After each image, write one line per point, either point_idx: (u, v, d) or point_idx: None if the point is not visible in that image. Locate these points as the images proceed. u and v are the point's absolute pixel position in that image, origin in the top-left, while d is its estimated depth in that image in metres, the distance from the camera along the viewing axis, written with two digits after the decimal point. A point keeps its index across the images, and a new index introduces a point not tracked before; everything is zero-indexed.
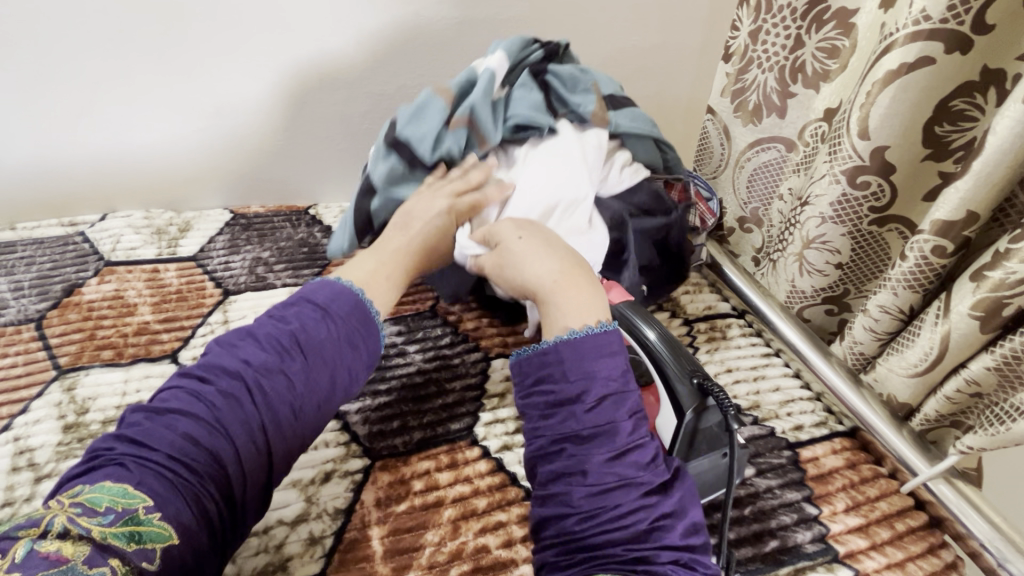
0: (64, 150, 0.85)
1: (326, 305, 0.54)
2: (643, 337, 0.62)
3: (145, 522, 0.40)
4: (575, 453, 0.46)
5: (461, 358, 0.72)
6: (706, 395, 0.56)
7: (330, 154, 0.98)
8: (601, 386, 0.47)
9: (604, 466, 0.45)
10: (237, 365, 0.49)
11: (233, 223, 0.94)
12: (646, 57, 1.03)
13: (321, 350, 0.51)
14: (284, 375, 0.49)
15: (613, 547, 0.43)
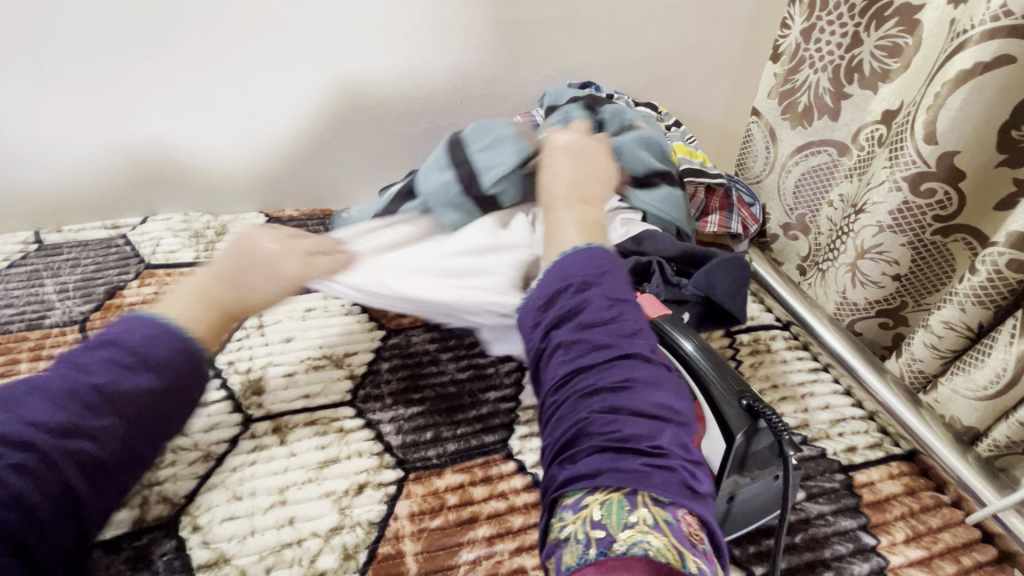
0: (110, 154, 0.87)
1: (129, 348, 0.50)
2: (680, 348, 0.59)
3: None
4: (566, 333, 0.49)
5: (496, 367, 0.71)
6: (757, 416, 0.53)
7: (363, 157, 0.98)
8: (596, 287, 0.51)
9: (577, 337, 0.48)
10: (29, 426, 0.44)
11: (268, 226, 0.95)
12: (685, 58, 1.00)
13: (130, 403, 0.49)
14: (97, 434, 0.47)
15: (589, 410, 0.44)
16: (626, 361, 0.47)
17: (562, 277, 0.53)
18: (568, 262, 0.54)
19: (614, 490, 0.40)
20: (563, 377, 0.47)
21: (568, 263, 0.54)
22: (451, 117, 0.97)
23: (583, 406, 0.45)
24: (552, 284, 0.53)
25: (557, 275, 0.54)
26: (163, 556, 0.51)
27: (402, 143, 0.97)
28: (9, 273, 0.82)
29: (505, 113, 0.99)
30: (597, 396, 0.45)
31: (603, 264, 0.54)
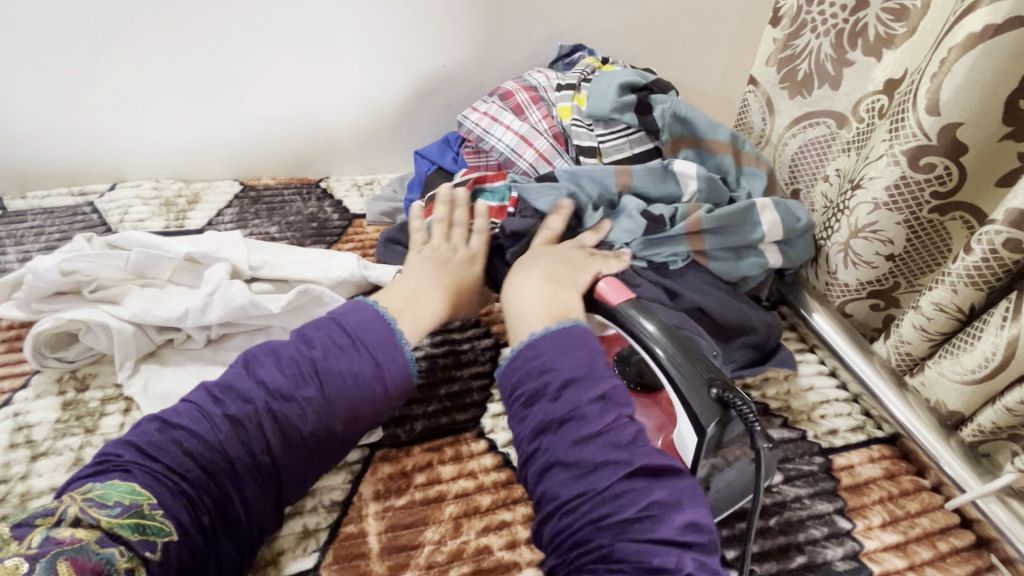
0: (77, 116, 0.84)
1: (354, 334, 0.54)
2: (643, 330, 0.58)
3: (148, 517, 0.42)
4: (550, 445, 0.49)
5: (471, 344, 0.70)
6: (727, 407, 0.51)
7: (341, 124, 0.94)
8: (566, 373, 0.52)
9: (575, 452, 0.48)
10: (245, 400, 0.48)
11: (242, 195, 0.92)
12: (680, 21, 0.95)
13: (278, 402, 0.49)
14: (299, 402, 0.49)
15: (602, 540, 0.45)
16: (630, 470, 0.47)
17: (540, 367, 0.53)
18: (538, 344, 0.55)
19: None
20: (566, 497, 0.47)
21: (541, 347, 0.54)
22: (430, 82, 0.92)
23: (600, 533, 0.45)
24: (524, 381, 0.53)
25: (525, 367, 0.54)
26: None
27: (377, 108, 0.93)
28: None
29: (492, 81, 0.94)
30: (610, 518, 0.45)
31: (584, 344, 0.55)
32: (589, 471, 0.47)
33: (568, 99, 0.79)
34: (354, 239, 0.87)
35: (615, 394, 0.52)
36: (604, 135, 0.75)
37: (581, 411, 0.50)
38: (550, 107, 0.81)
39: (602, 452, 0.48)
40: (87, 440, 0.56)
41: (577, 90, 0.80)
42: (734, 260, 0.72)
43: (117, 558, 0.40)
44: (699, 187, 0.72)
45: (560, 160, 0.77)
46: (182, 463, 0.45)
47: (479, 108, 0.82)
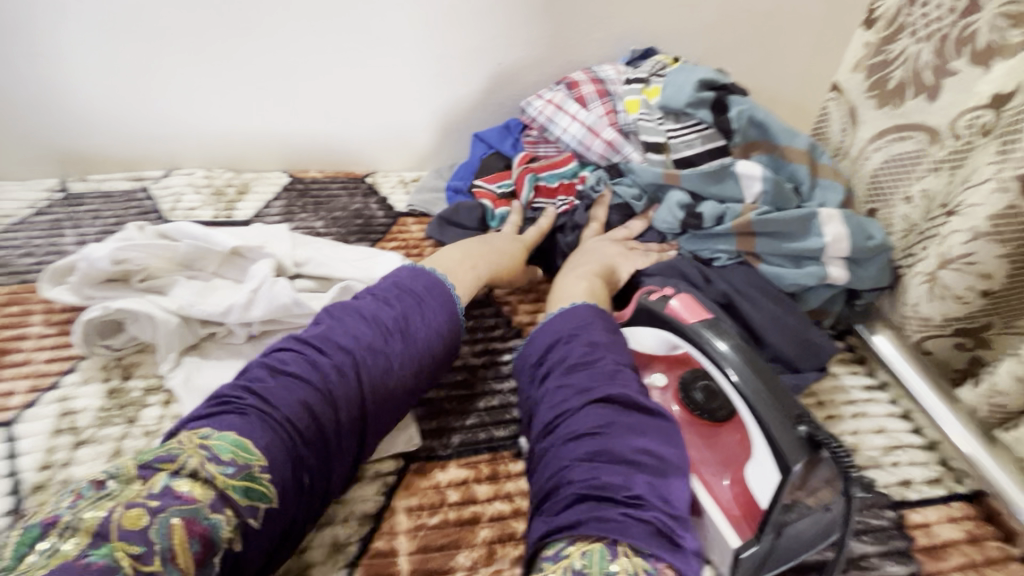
0: (139, 102, 0.85)
1: (421, 295, 0.57)
2: (713, 349, 0.51)
3: (257, 479, 0.42)
4: (546, 388, 0.52)
5: (513, 355, 0.67)
6: (818, 447, 0.45)
7: (388, 119, 0.94)
8: (561, 327, 0.56)
9: (559, 386, 0.51)
10: (337, 369, 0.49)
11: (290, 187, 0.92)
12: (746, 26, 0.91)
13: (369, 368, 0.51)
14: (383, 355, 0.52)
15: (563, 467, 0.46)
16: (597, 397, 0.49)
17: (551, 326, 0.56)
18: (567, 312, 0.57)
19: (596, 538, 0.41)
20: (549, 424, 0.50)
21: (555, 313, 0.58)
22: (485, 82, 0.92)
23: (568, 457, 0.46)
24: (540, 338, 0.56)
25: (548, 331, 0.56)
26: None
27: (430, 105, 0.93)
28: (34, 221, 0.81)
29: (543, 80, 0.94)
30: (579, 441, 0.47)
31: (588, 306, 0.58)
32: (568, 406, 0.49)
33: (636, 92, 0.78)
34: (398, 238, 0.86)
35: (612, 350, 0.53)
36: (673, 130, 0.73)
37: (570, 355, 0.53)
38: (615, 101, 0.80)
39: (578, 381, 0.51)
40: (129, 430, 0.56)
41: (646, 84, 0.78)
42: (792, 267, 0.67)
43: (224, 525, 0.41)
44: (764, 190, 0.69)
45: (629, 149, 0.77)
46: (294, 413, 0.46)
47: (545, 97, 0.83)
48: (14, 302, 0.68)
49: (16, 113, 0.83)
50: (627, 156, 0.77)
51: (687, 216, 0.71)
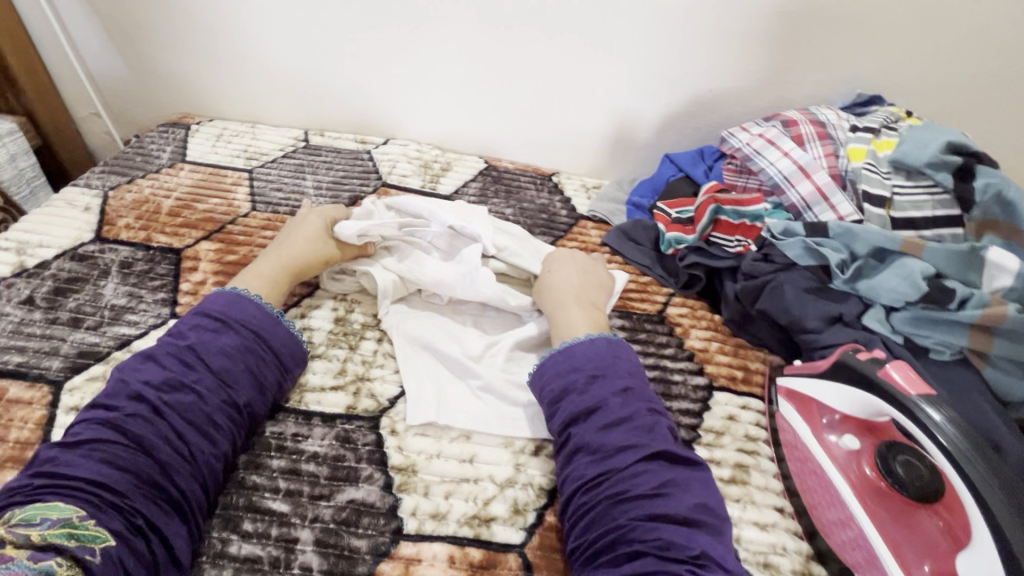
0: (381, 76, 0.96)
1: (224, 318, 0.57)
2: (924, 418, 0.50)
3: (81, 526, 0.42)
4: (579, 431, 0.52)
5: (683, 377, 0.68)
6: None
7: (590, 127, 0.98)
8: (592, 367, 0.55)
9: (599, 437, 0.51)
10: (153, 391, 0.51)
11: (486, 172, 1.00)
12: (988, 89, 0.85)
13: (222, 355, 0.55)
14: (212, 394, 0.53)
15: (619, 519, 0.46)
16: (648, 453, 0.49)
17: (572, 361, 0.57)
18: (580, 346, 0.58)
19: None
20: (588, 477, 0.49)
21: (578, 347, 0.58)
22: (690, 104, 0.93)
23: (620, 512, 0.46)
24: (557, 377, 0.56)
25: (556, 364, 0.57)
26: (366, 446, 0.56)
27: (631, 121, 0.96)
28: (282, 162, 0.95)
29: (749, 114, 0.93)
30: (629, 496, 0.47)
31: (609, 345, 0.58)
32: (610, 456, 0.49)
33: (863, 142, 0.73)
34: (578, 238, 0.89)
35: (638, 389, 0.54)
36: (900, 187, 0.69)
37: (606, 403, 0.52)
38: (837, 146, 0.74)
39: (623, 437, 0.50)
40: (351, 356, 0.65)
41: (876, 135, 0.74)
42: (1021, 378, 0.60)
43: (57, 568, 0.39)
44: (1011, 285, 0.60)
45: (839, 199, 0.71)
46: (107, 475, 0.45)
47: (754, 131, 0.80)
48: (269, 227, 0.81)
49: (284, 69, 0.98)
50: (835, 206, 0.70)
51: (932, 289, 0.61)
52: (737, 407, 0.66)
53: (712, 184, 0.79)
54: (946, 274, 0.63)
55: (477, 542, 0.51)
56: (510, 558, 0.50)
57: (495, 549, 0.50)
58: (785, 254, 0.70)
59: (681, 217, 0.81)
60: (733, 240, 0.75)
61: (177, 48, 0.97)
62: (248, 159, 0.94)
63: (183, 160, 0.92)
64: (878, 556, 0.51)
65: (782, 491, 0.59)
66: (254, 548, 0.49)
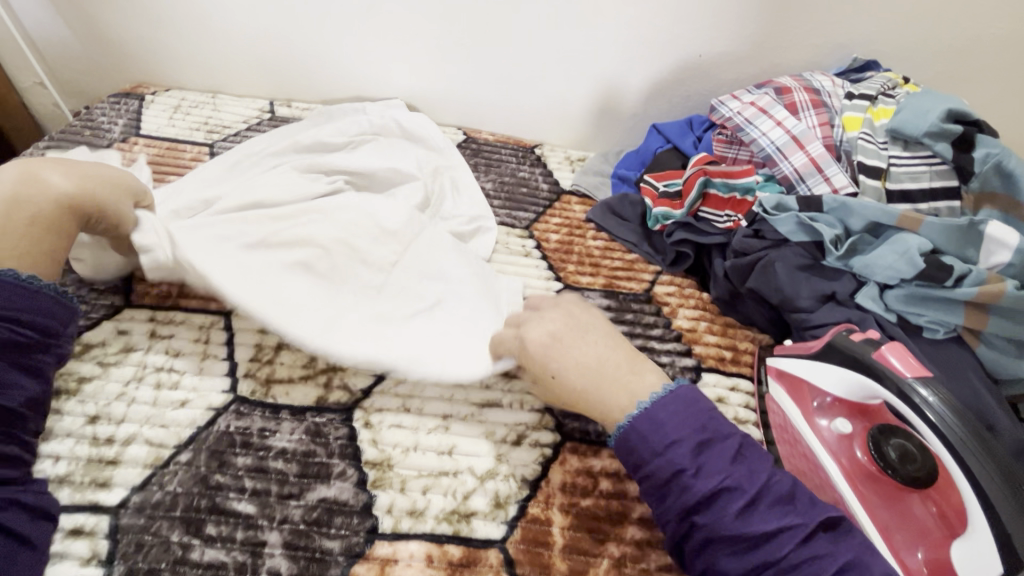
0: (346, 40, 0.90)
1: None
2: (914, 396, 0.48)
3: None
4: (707, 523, 0.42)
5: (671, 360, 0.66)
6: None
7: (573, 94, 0.93)
8: (693, 441, 0.44)
9: (741, 525, 0.41)
10: None
11: (465, 144, 0.95)
12: (996, 52, 0.80)
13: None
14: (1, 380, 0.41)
15: None
16: (806, 533, 0.41)
17: (661, 440, 0.44)
18: (660, 411, 0.45)
19: None
20: (738, 574, 0.41)
21: (659, 413, 0.45)
22: (675, 70, 0.88)
23: None
24: (651, 463, 0.44)
25: (652, 445, 0.44)
26: (337, 441, 0.53)
27: (616, 89, 0.91)
28: (246, 135, 0.89)
29: (742, 80, 0.88)
30: None
31: (694, 402, 0.46)
32: (758, 543, 0.41)
33: (859, 110, 0.70)
34: (560, 214, 0.84)
35: (748, 448, 0.45)
36: (897, 157, 0.65)
37: (733, 483, 0.42)
38: (831, 115, 0.71)
39: (771, 518, 0.41)
40: None
41: (872, 102, 0.70)
42: (1016, 356, 0.58)
43: None
44: (1011, 260, 0.58)
45: (834, 170, 0.67)
46: None
47: (745, 98, 0.75)
48: None
49: (240, 31, 0.90)
50: (829, 177, 0.67)
51: (929, 266, 0.59)
52: (726, 389, 0.64)
53: (700, 156, 0.75)
54: (943, 250, 0.60)
55: (455, 538, 0.48)
56: (490, 555, 0.48)
57: (475, 546, 0.48)
58: (776, 229, 0.67)
59: (669, 191, 0.78)
60: (724, 215, 0.72)
61: (123, 10, 0.89)
62: (209, 133, 0.88)
63: (137, 135, 0.86)
64: (874, 542, 0.49)
65: None
66: (217, 553, 0.46)
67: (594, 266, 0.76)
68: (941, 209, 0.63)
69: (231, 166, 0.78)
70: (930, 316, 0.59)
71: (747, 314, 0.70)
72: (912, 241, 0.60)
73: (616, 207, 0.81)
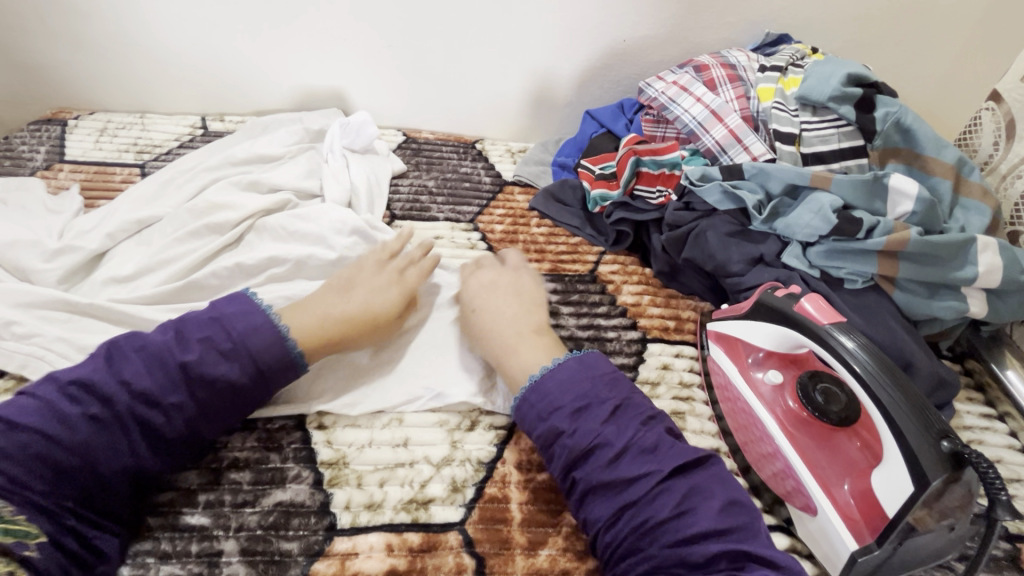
0: (273, 47, 0.88)
1: (236, 340, 0.49)
2: (840, 348, 0.50)
3: (14, 522, 0.39)
4: (583, 475, 0.47)
5: (617, 334, 0.68)
6: (961, 464, 0.43)
7: (508, 87, 0.94)
8: (571, 403, 0.49)
9: (609, 473, 0.46)
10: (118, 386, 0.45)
11: (405, 145, 0.95)
12: (895, 18, 0.85)
13: (209, 387, 0.47)
14: (165, 410, 0.46)
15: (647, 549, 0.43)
16: (663, 477, 0.45)
17: (544, 409, 0.50)
18: (545, 380, 0.51)
19: None
20: (607, 516, 0.45)
21: (548, 383, 0.51)
22: (604, 57, 0.90)
23: (646, 543, 0.44)
24: (537, 428, 0.50)
25: (535, 410, 0.50)
26: (292, 445, 0.53)
27: (548, 79, 0.93)
28: (178, 152, 0.87)
29: (666, 61, 0.91)
30: (651, 525, 0.44)
31: (584, 376, 0.51)
32: (623, 489, 0.45)
33: (771, 81, 0.73)
34: (503, 205, 0.86)
35: (629, 405, 0.49)
36: (808, 122, 0.69)
37: (605, 435, 0.47)
38: (746, 88, 0.75)
39: (634, 468, 0.46)
40: None
41: (783, 73, 0.73)
42: (927, 297, 0.62)
43: None
44: (912, 209, 0.62)
45: (752, 139, 0.71)
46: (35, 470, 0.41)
47: (668, 79, 0.78)
48: None
49: (166, 49, 0.88)
50: (749, 146, 0.71)
51: (841, 221, 0.62)
52: (670, 356, 0.67)
53: (631, 136, 0.78)
54: (855, 205, 0.64)
55: (416, 526, 0.49)
56: (450, 538, 0.49)
57: (435, 531, 0.49)
58: (704, 200, 0.70)
59: (604, 173, 0.79)
60: (656, 191, 0.75)
61: (36, 32, 0.86)
62: (139, 153, 0.86)
63: (63, 160, 0.83)
64: (802, 480, 0.52)
65: (717, 432, 0.61)
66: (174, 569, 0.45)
67: (540, 253, 0.77)
68: (851, 167, 0.67)
69: (164, 185, 0.77)
70: (849, 266, 0.63)
71: (687, 284, 0.73)
72: (826, 198, 0.64)
73: (555, 194, 0.83)
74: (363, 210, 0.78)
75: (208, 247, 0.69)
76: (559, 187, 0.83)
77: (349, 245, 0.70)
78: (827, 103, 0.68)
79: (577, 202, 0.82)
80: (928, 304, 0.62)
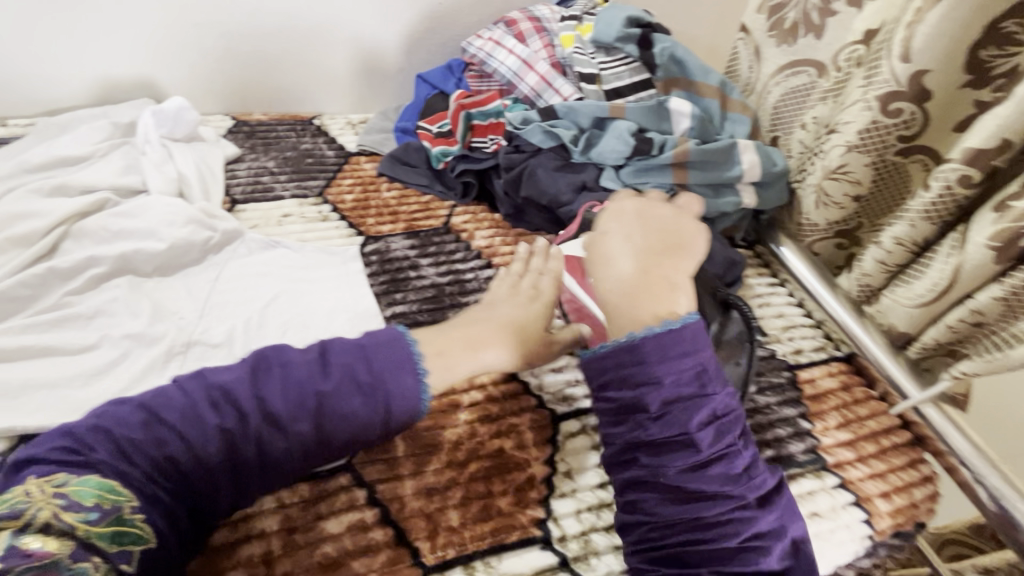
0: (53, 33, 0.79)
1: (344, 386, 0.46)
2: None
3: (127, 526, 0.40)
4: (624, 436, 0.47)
5: (475, 274, 0.73)
6: (730, 308, 0.60)
7: (335, 59, 0.94)
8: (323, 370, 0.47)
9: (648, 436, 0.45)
10: (163, 440, 0.43)
11: (236, 129, 0.91)
12: None
13: (272, 440, 0.44)
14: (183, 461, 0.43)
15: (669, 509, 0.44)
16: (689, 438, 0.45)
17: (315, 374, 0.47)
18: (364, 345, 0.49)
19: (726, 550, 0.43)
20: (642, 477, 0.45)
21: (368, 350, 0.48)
22: (424, 21, 0.94)
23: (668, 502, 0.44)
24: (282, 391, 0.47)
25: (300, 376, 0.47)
26: None
27: (375, 47, 0.94)
28: None
29: (484, 20, 0.97)
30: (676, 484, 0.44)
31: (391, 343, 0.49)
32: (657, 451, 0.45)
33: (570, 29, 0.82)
34: (351, 175, 0.87)
35: (704, 367, 0.47)
36: (604, 61, 0.79)
37: (649, 399, 0.46)
38: (551, 37, 0.84)
39: (670, 429, 0.45)
40: (113, 355, 0.57)
41: (579, 22, 0.83)
42: (713, 196, 0.76)
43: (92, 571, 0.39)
44: (690, 125, 0.75)
45: (561, 83, 0.80)
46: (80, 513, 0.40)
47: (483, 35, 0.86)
48: None
49: None
50: (559, 89, 0.80)
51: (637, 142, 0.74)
52: None
53: (459, 92, 0.84)
54: (648, 128, 0.76)
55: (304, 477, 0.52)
56: (340, 479, 0.52)
57: (323, 477, 0.52)
58: (529, 141, 0.78)
59: (442, 130, 0.84)
60: (488, 140, 0.82)
61: None
62: None
63: None
64: None
65: None
66: None
67: (394, 214, 0.80)
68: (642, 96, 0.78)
69: None
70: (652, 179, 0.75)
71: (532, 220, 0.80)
72: (624, 125, 0.75)
73: (401, 157, 0.86)
74: (196, 199, 0.75)
75: (14, 261, 0.62)
76: (403, 150, 0.86)
77: (184, 235, 0.68)
78: (614, 43, 0.78)
79: (422, 161, 0.86)
80: (716, 201, 0.76)
